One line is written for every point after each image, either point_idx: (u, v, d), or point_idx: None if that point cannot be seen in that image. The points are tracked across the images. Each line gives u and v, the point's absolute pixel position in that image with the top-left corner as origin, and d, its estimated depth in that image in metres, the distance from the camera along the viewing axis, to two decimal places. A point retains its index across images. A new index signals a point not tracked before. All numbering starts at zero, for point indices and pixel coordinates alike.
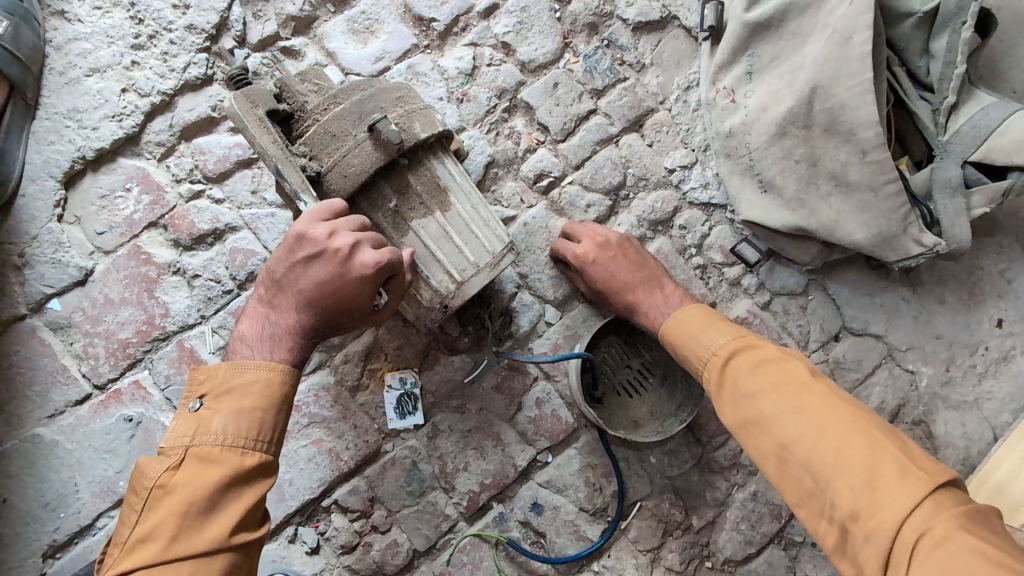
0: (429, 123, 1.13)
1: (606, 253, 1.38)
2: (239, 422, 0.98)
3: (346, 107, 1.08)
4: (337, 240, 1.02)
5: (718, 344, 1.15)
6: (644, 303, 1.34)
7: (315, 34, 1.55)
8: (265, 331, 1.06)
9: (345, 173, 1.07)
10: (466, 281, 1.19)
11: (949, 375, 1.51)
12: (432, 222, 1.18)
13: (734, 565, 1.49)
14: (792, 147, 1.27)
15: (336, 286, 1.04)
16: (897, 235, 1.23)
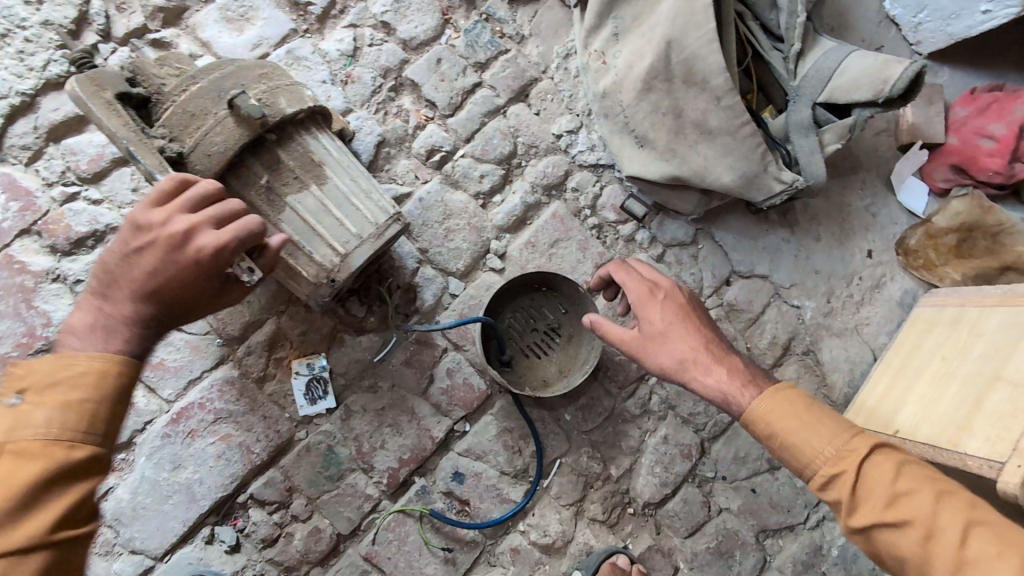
0: (295, 98, 1.14)
1: (674, 297, 1.22)
2: (70, 416, 0.86)
3: (204, 85, 1.06)
4: (173, 218, 0.97)
5: (848, 433, 1.00)
6: (711, 364, 1.14)
7: (186, 24, 1.51)
8: (94, 321, 0.96)
9: (209, 152, 1.06)
10: (351, 253, 1.19)
11: (830, 306, 1.64)
12: (309, 196, 1.17)
13: (654, 507, 1.56)
14: (658, 101, 1.34)
15: (179, 265, 0.96)
16: (760, 174, 1.31)
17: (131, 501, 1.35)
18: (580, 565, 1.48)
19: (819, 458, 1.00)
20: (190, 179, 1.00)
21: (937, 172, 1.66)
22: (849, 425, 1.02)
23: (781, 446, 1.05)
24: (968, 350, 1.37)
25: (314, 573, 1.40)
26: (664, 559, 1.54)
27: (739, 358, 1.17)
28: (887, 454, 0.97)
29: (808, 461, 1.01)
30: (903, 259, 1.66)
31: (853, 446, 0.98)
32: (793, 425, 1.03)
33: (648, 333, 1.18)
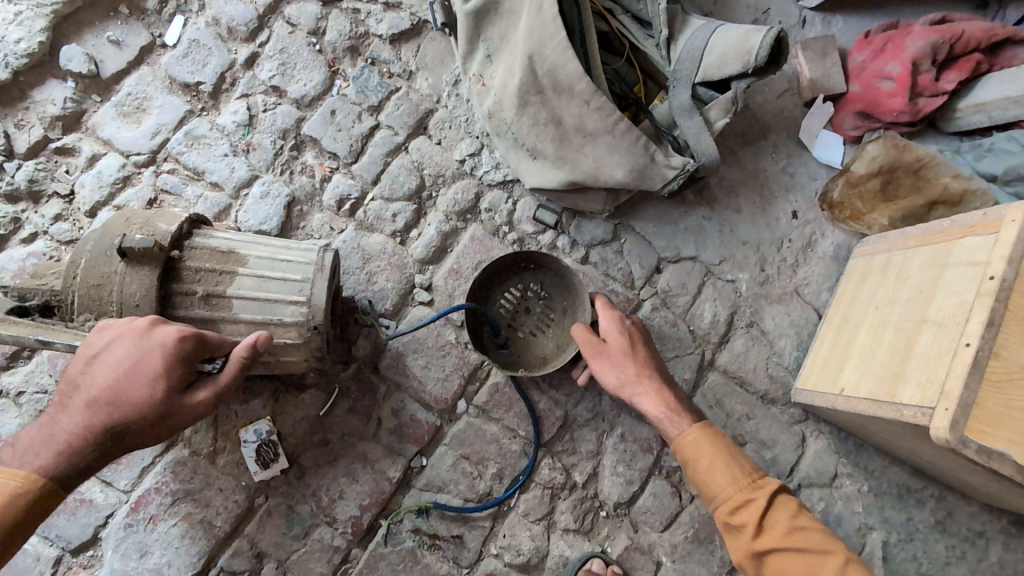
0: (170, 217, 1.20)
1: (636, 332, 1.39)
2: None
3: (88, 260, 1.12)
4: (138, 321, 1.01)
5: (759, 476, 1.21)
6: (659, 392, 1.32)
7: (86, 127, 1.56)
8: (49, 434, 0.97)
9: (135, 302, 1.10)
10: (312, 295, 1.22)
11: (765, 274, 1.62)
12: (242, 279, 1.20)
13: (625, 507, 1.55)
14: (537, 114, 1.36)
15: (135, 366, 0.97)
16: (649, 165, 1.33)
17: None
18: None
19: (739, 487, 1.19)
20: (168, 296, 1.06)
21: (846, 122, 1.65)
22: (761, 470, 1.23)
23: (699, 475, 1.24)
24: (897, 297, 1.33)
25: None
26: (645, 557, 1.52)
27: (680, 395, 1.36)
28: (787, 499, 1.18)
29: (722, 490, 1.20)
30: (830, 213, 1.64)
31: (762, 488, 1.19)
32: (718, 462, 1.22)
33: (611, 354, 1.35)
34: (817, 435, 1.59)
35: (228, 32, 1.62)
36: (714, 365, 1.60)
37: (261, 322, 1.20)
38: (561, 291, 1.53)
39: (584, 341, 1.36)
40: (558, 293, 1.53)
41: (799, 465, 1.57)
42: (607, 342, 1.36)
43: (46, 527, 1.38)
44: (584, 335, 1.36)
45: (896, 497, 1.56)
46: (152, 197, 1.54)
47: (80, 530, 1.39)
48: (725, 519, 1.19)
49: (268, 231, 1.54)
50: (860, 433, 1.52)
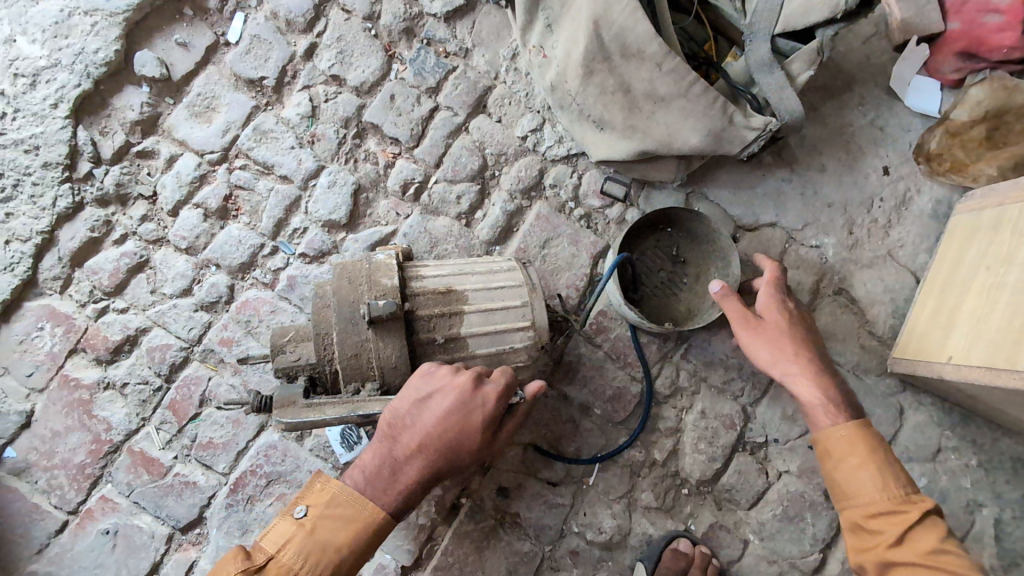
0: (389, 268, 1.18)
1: (801, 316, 1.32)
2: (322, 557, 0.99)
3: (338, 333, 1.12)
4: (460, 373, 1.09)
5: (911, 489, 1.11)
6: (815, 373, 1.24)
7: (162, 129, 1.62)
8: (386, 473, 1.05)
9: (395, 363, 1.14)
10: (533, 318, 1.26)
11: (853, 238, 1.51)
12: (470, 316, 1.22)
13: (708, 484, 1.51)
14: (604, 82, 1.29)
15: (465, 417, 1.06)
16: (727, 128, 1.25)
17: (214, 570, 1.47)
18: (643, 556, 1.47)
19: (885, 493, 1.11)
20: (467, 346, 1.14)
21: (945, 64, 1.49)
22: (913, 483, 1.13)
23: (841, 470, 1.16)
24: (1014, 256, 1.20)
25: None
26: (731, 535, 1.49)
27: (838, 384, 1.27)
28: (938, 522, 1.08)
29: (864, 491, 1.12)
30: (927, 167, 1.50)
31: (914, 507, 1.09)
32: (865, 465, 1.14)
33: (766, 328, 1.28)
34: (916, 408, 1.49)
35: (287, 24, 1.63)
36: None
37: (497, 353, 1.25)
38: (699, 254, 1.50)
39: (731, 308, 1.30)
40: (695, 257, 1.51)
41: (896, 439, 1.48)
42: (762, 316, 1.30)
43: (157, 507, 1.49)
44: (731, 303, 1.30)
45: (1008, 471, 1.45)
46: (228, 194, 1.59)
47: (187, 509, 1.49)
48: (859, 521, 1.12)
49: (337, 220, 1.57)
50: (968, 403, 1.41)
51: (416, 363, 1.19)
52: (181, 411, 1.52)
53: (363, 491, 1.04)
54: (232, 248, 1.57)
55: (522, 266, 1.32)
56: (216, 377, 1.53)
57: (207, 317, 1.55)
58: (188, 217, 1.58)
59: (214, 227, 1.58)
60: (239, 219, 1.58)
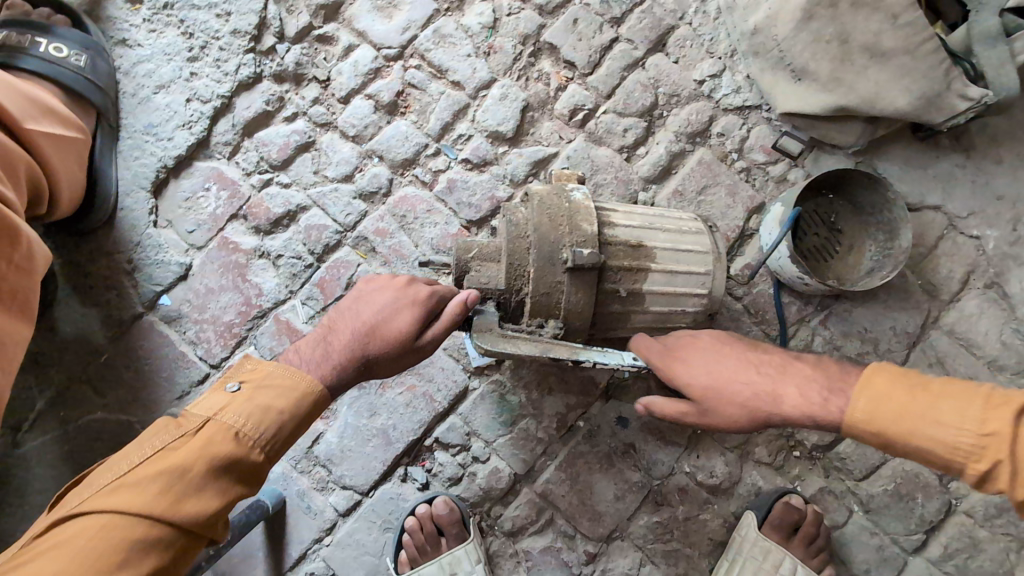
0: (588, 212, 1.14)
1: (694, 348, 1.13)
2: (265, 420, 0.95)
3: (536, 268, 1.11)
4: (399, 278, 1.15)
5: (977, 410, 0.93)
6: (765, 379, 1.07)
7: (344, 18, 1.65)
8: (319, 353, 1.05)
9: (581, 309, 1.12)
10: (712, 288, 1.23)
11: (1017, 234, 1.50)
12: (654, 276, 1.18)
13: (823, 451, 1.52)
14: (821, 29, 1.31)
15: (403, 305, 1.10)
16: (941, 93, 1.27)
17: (339, 444, 1.53)
18: (752, 506, 1.50)
19: (959, 449, 0.93)
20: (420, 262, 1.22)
21: None
22: (969, 392, 0.95)
23: (909, 441, 0.97)
24: None
25: (496, 509, 1.53)
26: (838, 501, 1.51)
27: (777, 354, 1.11)
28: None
29: (947, 450, 0.94)
30: None
31: (996, 429, 0.91)
32: (927, 428, 0.95)
33: (709, 395, 1.09)
34: None
35: None
36: (941, 324, 1.52)
37: (666, 313, 1.22)
38: (857, 226, 1.49)
39: (685, 416, 1.12)
40: (851, 227, 1.50)
41: None
42: (691, 384, 1.10)
43: None
44: (684, 414, 1.12)
45: None
46: (400, 90, 1.62)
47: None
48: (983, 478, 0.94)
49: (503, 133, 1.59)
50: None
51: (596, 315, 1.18)
52: (328, 289, 1.57)
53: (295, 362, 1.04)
54: (398, 143, 1.60)
55: (708, 228, 1.26)
56: (364, 265, 1.57)
57: (364, 207, 1.59)
58: (359, 107, 1.62)
59: (382, 120, 1.61)
60: (408, 116, 1.61)
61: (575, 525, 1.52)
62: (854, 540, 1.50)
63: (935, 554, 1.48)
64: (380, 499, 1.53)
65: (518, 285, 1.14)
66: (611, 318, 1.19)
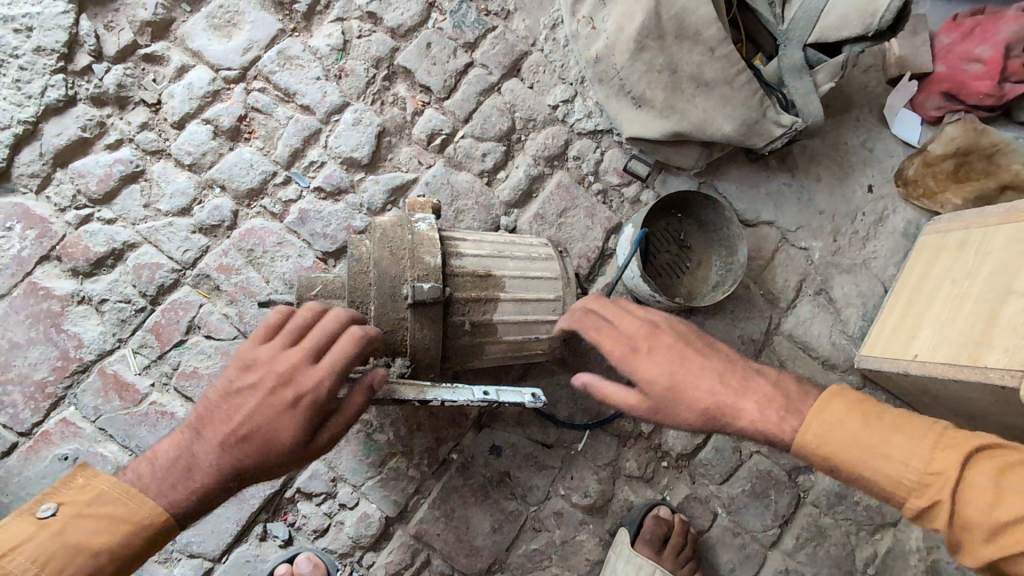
0: (433, 244, 1.11)
1: (656, 339, 1.03)
2: (75, 560, 0.88)
3: (376, 305, 1.06)
4: (287, 354, 0.96)
5: (931, 449, 0.86)
6: (718, 394, 0.97)
7: (175, 36, 1.51)
8: (181, 472, 0.95)
9: (427, 345, 1.09)
10: (562, 313, 1.24)
11: (837, 245, 1.67)
12: (504, 305, 1.17)
13: (687, 459, 1.59)
14: (653, 60, 1.39)
15: (278, 414, 0.93)
16: (759, 120, 1.39)
17: None
18: (624, 522, 1.53)
19: (903, 484, 0.86)
20: (289, 311, 1.00)
21: (928, 101, 1.68)
22: (910, 421, 0.90)
23: (861, 474, 0.90)
24: (976, 272, 1.37)
25: (368, 557, 1.45)
26: (703, 506, 1.59)
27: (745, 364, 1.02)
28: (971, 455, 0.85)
29: (898, 486, 0.87)
30: (903, 190, 1.69)
31: (941, 468, 0.84)
32: (893, 459, 0.87)
33: (648, 388, 1.00)
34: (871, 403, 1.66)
35: None
36: (780, 330, 1.64)
37: (520, 341, 1.22)
38: (702, 243, 1.57)
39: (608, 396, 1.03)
40: (698, 244, 1.58)
41: None
42: (643, 372, 1.00)
43: (126, 437, 1.37)
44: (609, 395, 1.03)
45: None
46: (243, 114, 1.51)
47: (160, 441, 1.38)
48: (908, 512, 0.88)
49: (358, 159, 1.53)
50: (920, 403, 1.58)
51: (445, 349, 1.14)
52: (165, 335, 1.41)
53: (150, 481, 0.95)
54: (242, 172, 1.49)
55: (558, 254, 1.29)
56: (207, 305, 1.44)
57: (205, 241, 1.45)
58: (195, 132, 1.48)
59: (222, 146, 1.49)
60: (252, 143, 1.50)
61: (452, 563, 1.48)
62: (718, 541, 1.58)
63: (790, 545, 1.59)
64: (234, 564, 1.40)
65: (361, 323, 1.08)
66: (463, 351, 1.17)
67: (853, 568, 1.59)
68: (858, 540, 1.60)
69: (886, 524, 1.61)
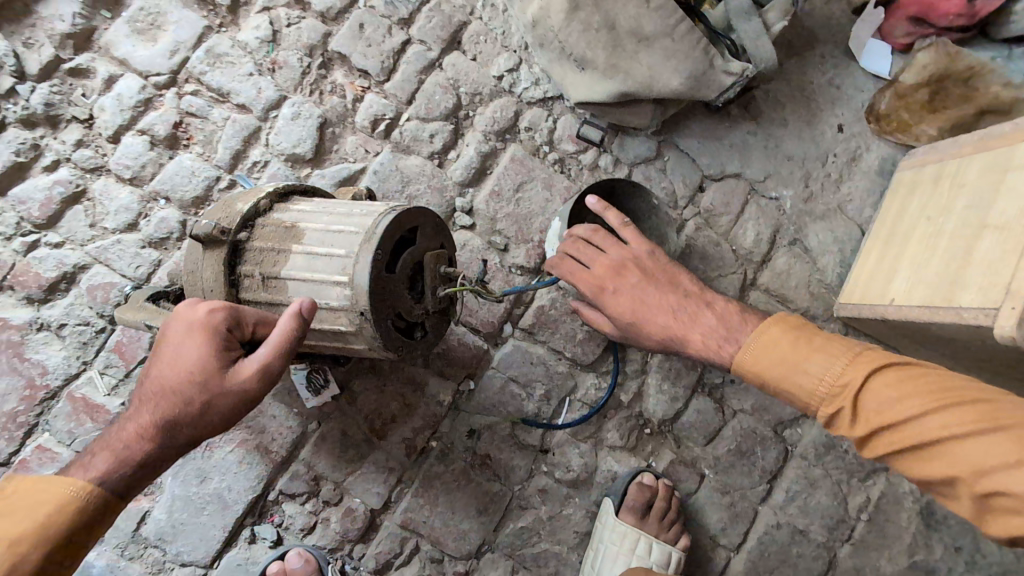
0: (252, 194, 1.15)
1: (622, 280, 1.25)
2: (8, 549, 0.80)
3: (189, 244, 1.14)
4: (182, 334, 0.92)
5: (841, 365, 1.00)
6: (666, 319, 1.22)
7: (99, 46, 1.46)
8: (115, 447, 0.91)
9: (208, 289, 1.10)
10: (353, 271, 1.02)
11: (809, 191, 1.60)
12: (297, 257, 1.08)
13: (669, 424, 1.58)
14: (590, 17, 1.38)
15: (171, 388, 0.90)
16: (706, 72, 1.37)
17: (170, 520, 1.40)
18: (609, 492, 1.53)
19: (817, 394, 1.02)
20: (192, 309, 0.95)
21: (897, 28, 1.59)
22: (842, 348, 1.03)
23: (779, 385, 1.07)
24: (951, 207, 1.30)
25: (357, 550, 1.47)
26: (688, 469, 1.58)
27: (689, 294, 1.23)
28: (884, 370, 0.98)
29: (808, 396, 1.03)
30: (876, 126, 1.60)
31: (849, 378, 0.99)
32: (809, 374, 1.02)
33: (618, 316, 1.26)
34: None
35: None
36: (757, 285, 1.57)
37: (314, 308, 1.07)
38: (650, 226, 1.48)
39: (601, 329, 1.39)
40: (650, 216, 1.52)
41: None
42: (612, 310, 1.26)
43: None
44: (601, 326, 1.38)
45: None
46: (178, 120, 1.46)
47: None
48: (824, 422, 1.03)
49: (302, 154, 1.48)
50: (904, 347, 1.51)
51: (235, 297, 1.12)
52: (128, 354, 1.40)
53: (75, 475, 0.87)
54: (184, 180, 1.45)
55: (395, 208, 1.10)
56: None
57: (156, 255, 1.43)
58: (132, 144, 1.45)
59: (161, 156, 1.45)
60: (192, 149, 1.46)
61: (442, 548, 1.49)
62: (707, 503, 1.57)
63: (780, 499, 1.58)
64: (227, 569, 1.42)
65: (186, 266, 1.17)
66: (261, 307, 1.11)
67: (846, 515, 1.57)
68: (848, 489, 1.58)
69: (877, 469, 1.59)
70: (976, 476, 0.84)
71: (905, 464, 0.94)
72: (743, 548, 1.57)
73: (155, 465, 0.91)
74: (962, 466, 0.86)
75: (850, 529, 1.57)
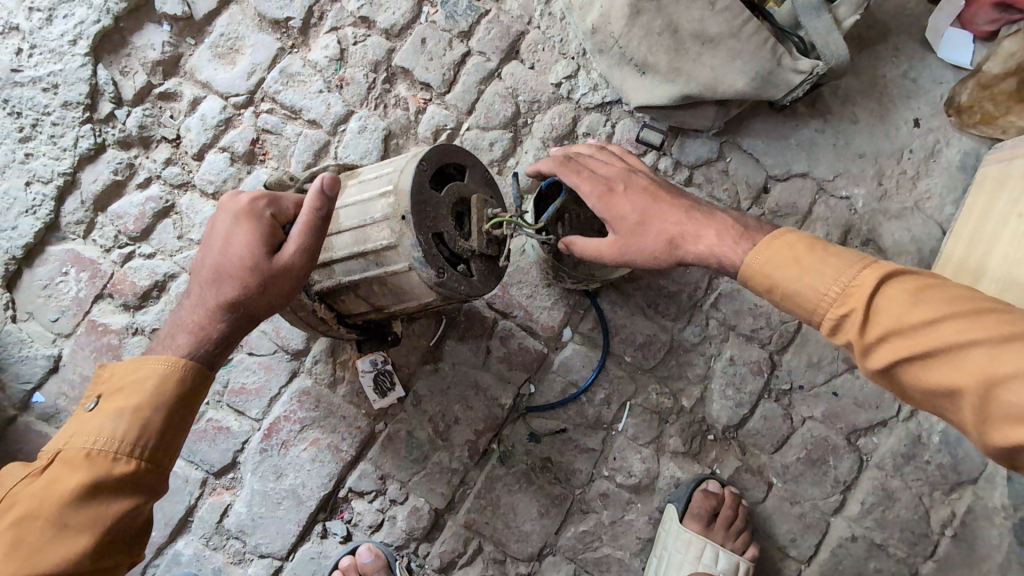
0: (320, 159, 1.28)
1: (631, 181, 1.13)
2: (122, 420, 0.91)
3: None
4: (225, 222, 1.00)
5: (856, 269, 0.92)
6: (673, 222, 1.08)
7: (184, 70, 1.58)
8: (189, 328, 0.99)
9: None
10: (398, 179, 1.06)
11: (883, 189, 1.53)
12: (349, 189, 1.15)
13: (734, 430, 1.54)
14: (650, 22, 1.44)
15: (223, 265, 0.98)
16: (774, 70, 1.40)
17: (250, 513, 1.48)
18: (672, 499, 1.51)
19: (826, 297, 0.92)
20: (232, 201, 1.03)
21: (979, 16, 1.49)
22: (857, 257, 0.94)
23: (786, 290, 0.97)
24: None
25: (422, 548, 1.51)
26: (755, 477, 1.54)
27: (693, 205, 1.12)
28: (898, 277, 0.89)
29: (815, 301, 0.94)
30: (956, 119, 1.52)
31: (863, 280, 0.90)
32: (820, 277, 0.93)
33: (621, 215, 1.10)
34: None
35: None
36: None
37: (359, 227, 1.09)
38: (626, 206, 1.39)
39: (585, 248, 1.13)
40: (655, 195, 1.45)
41: None
42: (613, 212, 1.11)
43: (190, 452, 1.48)
44: (589, 243, 1.12)
45: None
46: (255, 137, 1.56)
47: (220, 454, 1.48)
48: (825, 331, 0.94)
49: None
50: None
51: None
52: None
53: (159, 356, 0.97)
54: None
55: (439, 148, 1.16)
56: None
57: None
58: (215, 161, 1.55)
59: (240, 171, 1.55)
60: (268, 164, 1.55)
61: (504, 549, 1.51)
62: (776, 513, 1.53)
63: (855, 511, 1.51)
64: (301, 561, 1.49)
65: None
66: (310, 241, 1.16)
67: (928, 530, 1.49)
68: (930, 503, 1.50)
69: (963, 481, 1.50)
70: (994, 383, 0.77)
71: (912, 375, 0.86)
72: (815, 560, 1.51)
73: (230, 339, 1.01)
74: (977, 372, 0.78)
75: (933, 544, 1.49)
